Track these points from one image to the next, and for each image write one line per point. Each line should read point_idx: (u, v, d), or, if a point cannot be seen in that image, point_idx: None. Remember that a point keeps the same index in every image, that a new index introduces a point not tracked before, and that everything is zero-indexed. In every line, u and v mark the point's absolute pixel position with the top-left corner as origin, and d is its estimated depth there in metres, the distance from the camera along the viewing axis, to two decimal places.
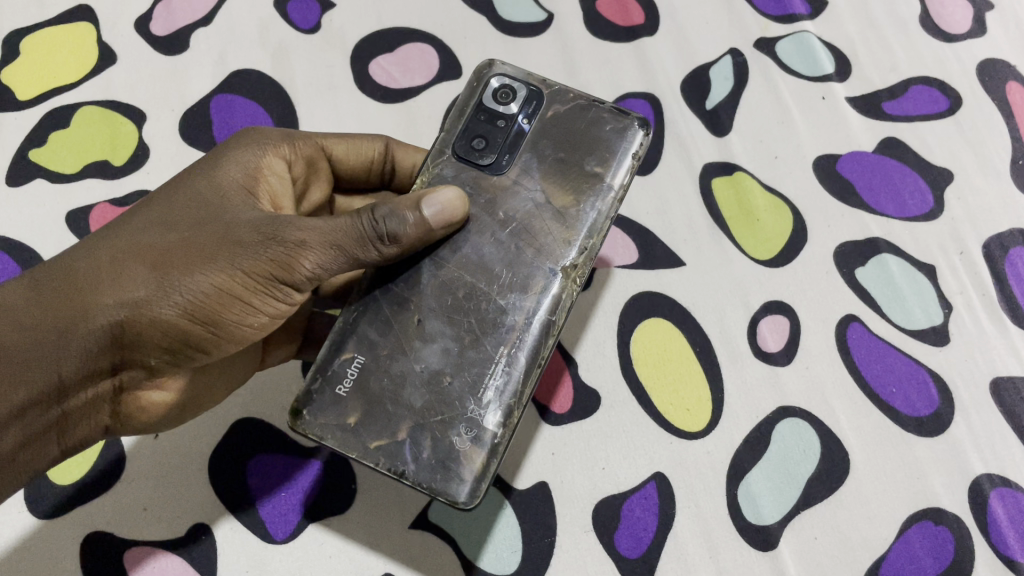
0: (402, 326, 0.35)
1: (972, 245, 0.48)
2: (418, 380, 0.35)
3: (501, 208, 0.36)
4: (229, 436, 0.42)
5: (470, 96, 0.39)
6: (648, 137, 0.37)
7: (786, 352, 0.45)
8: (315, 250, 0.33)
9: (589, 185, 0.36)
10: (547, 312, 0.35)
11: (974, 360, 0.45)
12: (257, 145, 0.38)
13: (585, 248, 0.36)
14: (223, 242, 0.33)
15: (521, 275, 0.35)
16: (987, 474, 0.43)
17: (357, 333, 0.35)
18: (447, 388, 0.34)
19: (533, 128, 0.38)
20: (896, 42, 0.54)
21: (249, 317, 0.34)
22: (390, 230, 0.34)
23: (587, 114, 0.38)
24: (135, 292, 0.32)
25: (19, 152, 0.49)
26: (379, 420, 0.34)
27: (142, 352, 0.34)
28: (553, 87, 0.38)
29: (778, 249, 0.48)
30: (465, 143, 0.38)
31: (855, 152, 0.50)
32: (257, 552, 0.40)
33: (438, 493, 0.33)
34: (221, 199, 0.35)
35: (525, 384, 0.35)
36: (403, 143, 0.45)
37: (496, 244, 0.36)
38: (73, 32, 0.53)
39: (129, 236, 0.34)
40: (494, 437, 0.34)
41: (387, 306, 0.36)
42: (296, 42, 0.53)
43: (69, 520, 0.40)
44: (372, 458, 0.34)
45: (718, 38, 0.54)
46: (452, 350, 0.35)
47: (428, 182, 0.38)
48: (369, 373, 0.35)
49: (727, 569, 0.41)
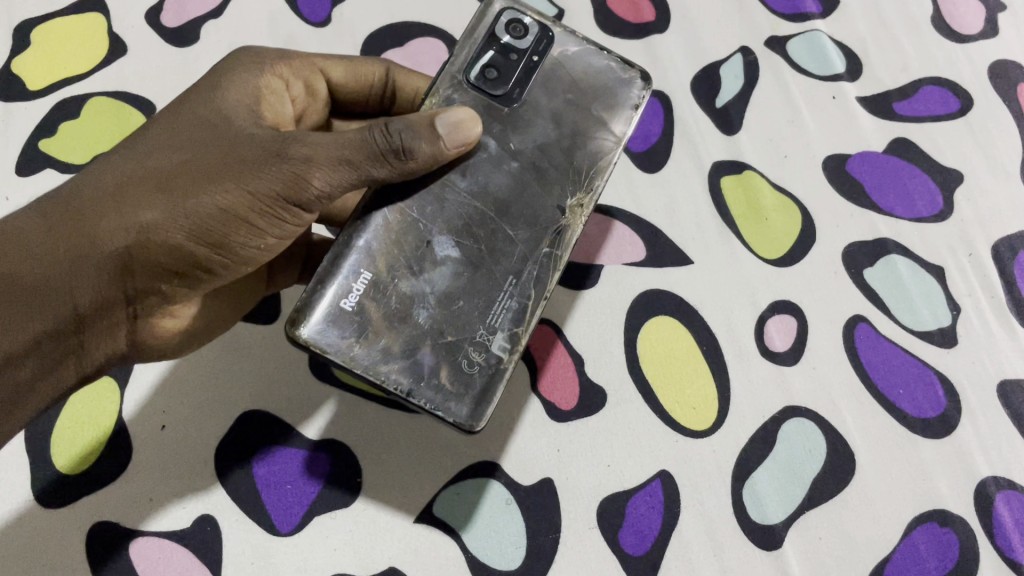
0: (412, 248, 0.35)
1: (981, 247, 0.48)
2: (427, 302, 0.34)
3: (510, 139, 0.36)
4: (238, 426, 0.42)
5: (481, 22, 0.38)
6: (647, 90, 0.38)
7: (793, 352, 0.45)
8: (322, 166, 0.32)
9: (594, 128, 0.37)
10: (553, 248, 0.36)
11: (981, 362, 0.45)
12: (253, 67, 0.38)
13: (589, 188, 0.37)
14: (229, 162, 0.32)
15: (529, 211, 0.36)
16: (993, 476, 0.43)
17: (366, 251, 0.34)
18: (455, 313, 0.35)
19: (544, 66, 0.38)
20: (907, 42, 0.53)
21: (257, 239, 0.34)
22: (400, 146, 0.32)
23: (597, 60, 0.38)
24: (148, 218, 0.32)
25: (30, 142, 0.49)
26: (386, 338, 0.34)
27: (152, 277, 0.34)
28: (562, 30, 0.38)
29: (786, 249, 0.47)
30: (475, 69, 0.37)
31: (865, 152, 0.50)
32: (263, 544, 0.40)
33: (445, 414, 0.34)
34: (224, 124, 0.34)
35: (532, 314, 0.35)
36: (403, 68, 0.45)
37: (506, 176, 0.36)
38: (84, 23, 0.53)
39: (137, 162, 0.34)
40: (501, 363, 0.34)
41: (395, 228, 0.35)
42: (307, 35, 0.53)
43: (74, 509, 0.40)
44: (378, 374, 0.33)
45: (728, 36, 0.54)
46: (462, 272, 0.35)
47: (436, 105, 0.37)
48: (378, 293, 0.34)
49: (731, 567, 0.41)
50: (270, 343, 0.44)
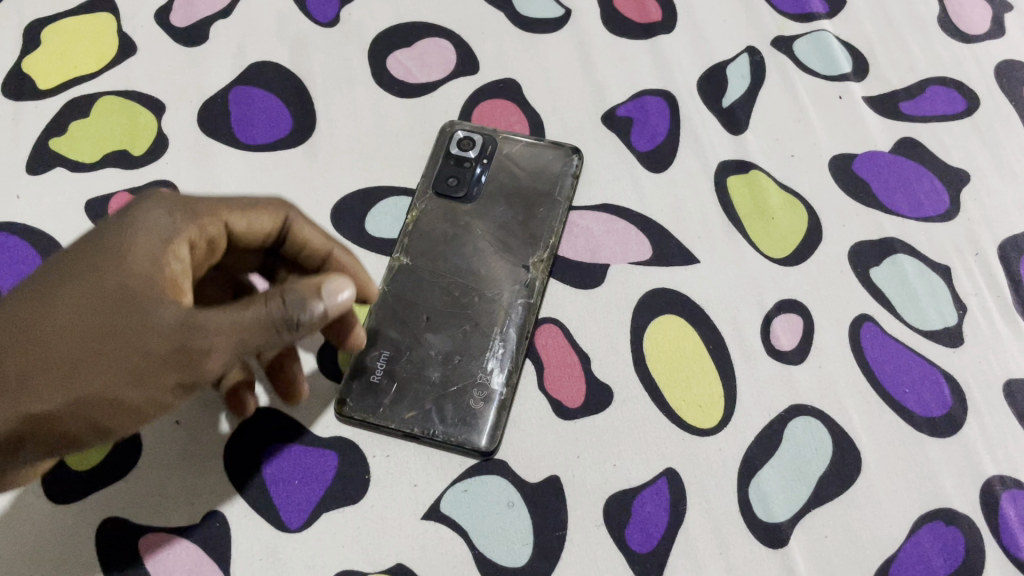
0: (416, 325, 0.44)
1: (987, 247, 0.48)
2: (435, 363, 0.44)
3: (477, 226, 0.47)
4: (246, 423, 0.43)
5: (439, 146, 0.50)
6: (581, 159, 0.49)
7: (800, 351, 0.45)
8: (221, 353, 0.34)
9: (546, 201, 0.48)
10: (526, 297, 0.45)
11: (988, 361, 0.45)
12: (166, 214, 0.38)
13: (548, 246, 0.46)
14: (129, 332, 0.34)
15: (504, 276, 0.46)
16: (1000, 476, 0.43)
17: (380, 336, 0.44)
18: (458, 365, 0.43)
19: (493, 165, 0.49)
20: (913, 43, 0.54)
21: (138, 417, 0.36)
22: (295, 320, 0.35)
23: (534, 151, 0.49)
24: (48, 404, 0.34)
25: (40, 141, 0.50)
26: (408, 397, 0.43)
27: (45, 441, 0.35)
28: (502, 135, 0.50)
29: (792, 248, 0.48)
30: (442, 182, 0.48)
31: (871, 152, 0.50)
32: (272, 540, 0.41)
33: (463, 443, 0.42)
34: (123, 291, 0.35)
35: (520, 351, 0.44)
36: (303, 215, 0.43)
37: (481, 255, 0.46)
38: (95, 23, 0.54)
39: (34, 346, 0.35)
40: (501, 393, 0.43)
41: (401, 313, 0.45)
42: (315, 35, 0.54)
43: (86, 504, 0.41)
44: (408, 425, 0.42)
45: (735, 36, 0.54)
46: (458, 336, 0.44)
47: (417, 218, 0.47)
48: (395, 363, 0.43)
49: (737, 565, 0.41)
50: None
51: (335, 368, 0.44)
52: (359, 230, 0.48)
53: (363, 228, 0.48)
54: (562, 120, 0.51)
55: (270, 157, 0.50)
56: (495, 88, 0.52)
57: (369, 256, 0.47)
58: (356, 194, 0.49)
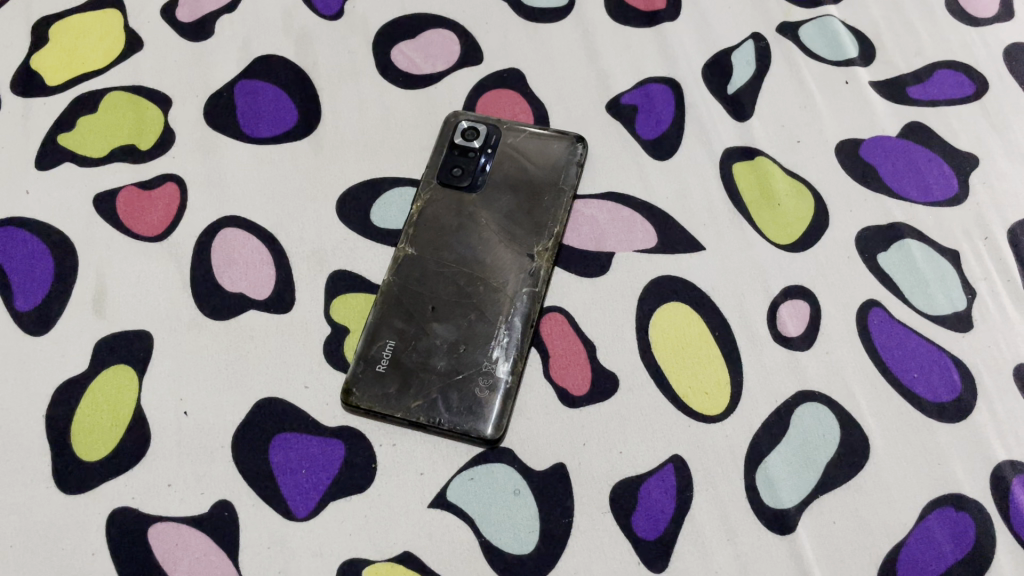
0: (421, 314, 0.44)
1: (997, 231, 0.48)
2: (441, 351, 0.43)
3: (482, 214, 0.47)
4: (254, 415, 0.43)
5: (444, 137, 0.49)
6: (586, 148, 0.49)
7: (807, 337, 0.45)
8: None
9: (550, 189, 0.47)
10: (531, 285, 0.44)
11: (999, 346, 0.45)
12: None
13: (553, 235, 0.46)
14: None
15: (509, 264, 0.45)
16: (1010, 461, 0.43)
17: (386, 326, 0.44)
18: (464, 354, 0.43)
19: (497, 156, 0.48)
20: (921, 28, 0.53)
21: None
22: None
23: (538, 140, 0.49)
24: None
25: (48, 136, 0.50)
26: (414, 386, 0.42)
27: None
28: (506, 125, 0.50)
29: (799, 234, 0.47)
30: (447, 172, 0.48)
31: (878, 137, 0.50)
32: (280, 529, 0.41)
33: (469, 431, 0.41)
34: None
35: (525, 340, 0.43)
36: None
37: (486, 244, 0.46)
38: (101, 20, 0.54)
39: None
40: (506, 382, 0.42)
41: (407, 302, 0.44)
42: (319, 29, 0.54)
43: (97, 493, 0.41)
44: (414, 414, 0.42)
45: (740, 23, 0.53)
46: (464, 325, 0.44)
47: (422, 208, 0.47)
48: (401, 353, 0.43)
49: (745, 552, 0.41)
50: (284, 333, 0.45)
51: (343, 358, 0.44)
52: (364, 221, 0.48)
53: (368, 220, 0.48)
54: (567, 110, 0.51)
55: (276, 150, 0.50)
56: (500, 78, 0.52)
57: (375, 247, 0.47)
58: (361, 185, 0.49)
